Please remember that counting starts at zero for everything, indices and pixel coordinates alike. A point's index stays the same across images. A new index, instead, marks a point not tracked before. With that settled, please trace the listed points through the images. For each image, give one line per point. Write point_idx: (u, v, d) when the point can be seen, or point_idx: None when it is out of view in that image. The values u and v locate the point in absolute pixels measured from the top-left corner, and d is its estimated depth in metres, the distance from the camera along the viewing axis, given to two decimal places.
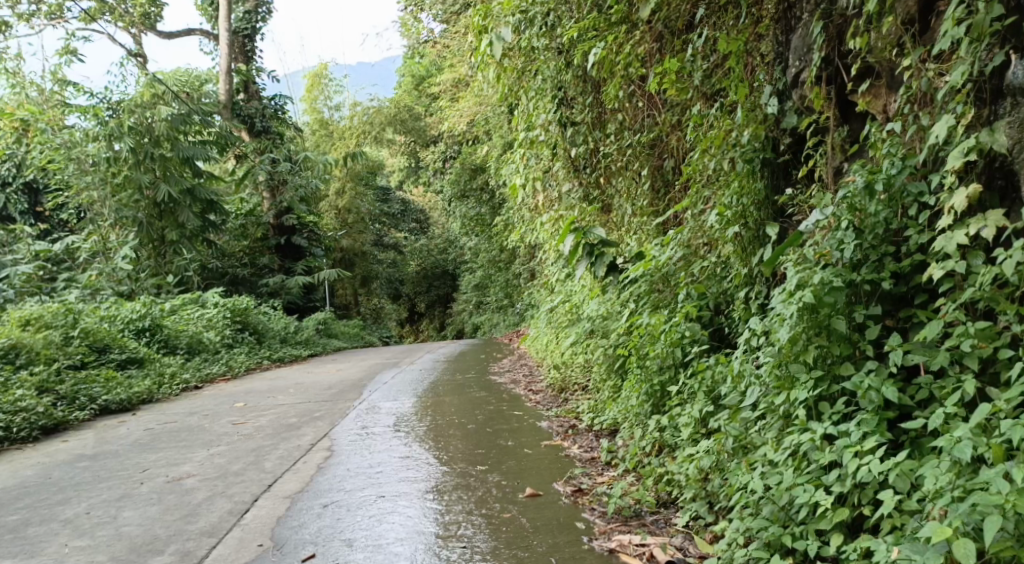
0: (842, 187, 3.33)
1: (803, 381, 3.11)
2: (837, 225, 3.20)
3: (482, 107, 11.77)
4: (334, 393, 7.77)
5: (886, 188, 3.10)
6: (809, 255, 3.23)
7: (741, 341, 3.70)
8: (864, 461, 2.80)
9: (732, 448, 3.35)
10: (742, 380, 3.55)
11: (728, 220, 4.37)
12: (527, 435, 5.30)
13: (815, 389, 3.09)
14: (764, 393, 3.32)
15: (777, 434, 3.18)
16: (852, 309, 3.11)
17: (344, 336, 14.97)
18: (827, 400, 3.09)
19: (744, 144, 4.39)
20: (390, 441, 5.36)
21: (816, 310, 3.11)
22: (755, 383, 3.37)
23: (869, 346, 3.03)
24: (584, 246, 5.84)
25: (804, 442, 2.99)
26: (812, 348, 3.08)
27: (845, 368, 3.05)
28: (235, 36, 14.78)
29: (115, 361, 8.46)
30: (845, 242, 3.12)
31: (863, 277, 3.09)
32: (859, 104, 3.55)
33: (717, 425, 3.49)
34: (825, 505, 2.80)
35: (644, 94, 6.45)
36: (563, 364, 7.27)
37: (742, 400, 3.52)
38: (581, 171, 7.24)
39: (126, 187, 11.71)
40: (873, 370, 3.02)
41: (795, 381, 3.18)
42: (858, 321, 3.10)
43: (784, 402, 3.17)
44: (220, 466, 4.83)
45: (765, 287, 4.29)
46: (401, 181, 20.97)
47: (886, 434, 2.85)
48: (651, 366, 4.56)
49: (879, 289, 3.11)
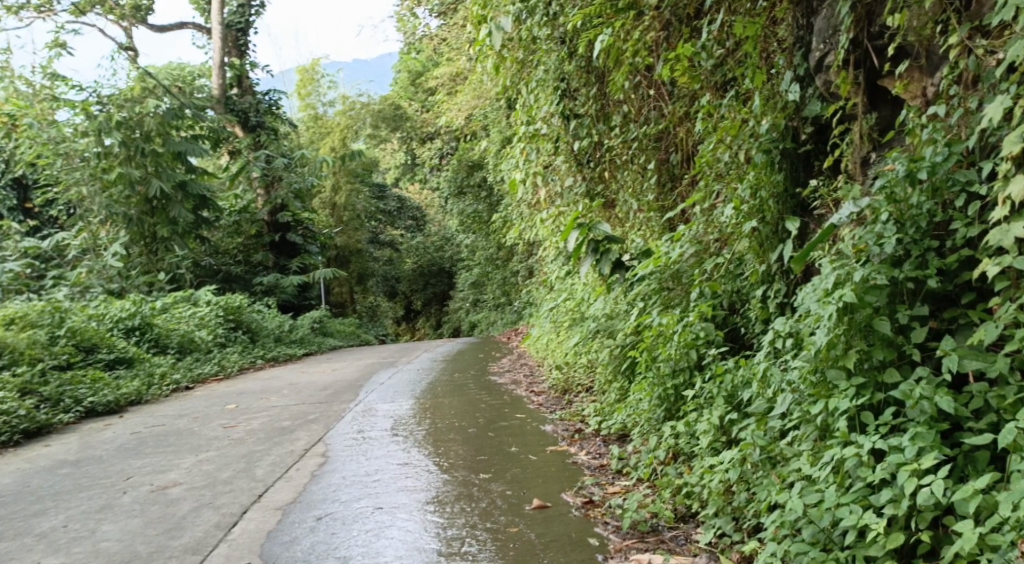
0: (878, 176, 3.09)
1: (843, 389, 2.88)
2: (875, 218, 2.96)
3: (480, 101, 11.54)
4: (330, 394, 7.54)
5: (929, 176, 2.86)
6: (848, 252, 3.01)
7: (764, 343, 3.47)
8: (923, 482, 2.56)
9: (759, 460, 3.12)
10: (768, 385, 3.31)
11: (745, 215, 4.19)
12: (530, 441, 5.06)
13: (857, 397, 2.86)
14: (797, 401, 3.10)
15: (813, 447, 2.95)
16: (894, 310, 2.89)
17: (340, 334, 14.73)
18: (869, 410, 2.86)
19: (762, 134, 4.15)
20: (388, 447, 5.12)
21: (856, 312, 2.89)
22: (787, 390, 3.14)
23: (915, 350, 2.80)
24: (589, 243, 5.59)
25: (848, 457, 2.74)
26: (854, 354, 2.85)
27: (890, 375, 2.82)
28: (228, 29, 14.50)
29: (103, 362, 8.22)
30: (886, 237, 2.90)
31: (906, 275, 2.86)
32: (895, 89, 3.31)
33: (743, 434, 3.26)
34: (877, 529, 2.55)
35: (651, 84, 6.20)
36: (566, 365, 7.03)
37: (769, 408, 3.30)
38: (586, 165, 6.97)
39: (117, 182, 11.45)
40: (921, 377, 2.79)
41: (833, 388, 2.95)
42: (902, 322, 2.86)
43: (821, 411, 2.94)
44: (208, 474, 4.59)
45: (785, 285, 4.07)
46: (397, 177, 20.73)
47: (943, 450, 2.61)
48: (663, 369, 4.32)
49: (923, 287, 2.88)
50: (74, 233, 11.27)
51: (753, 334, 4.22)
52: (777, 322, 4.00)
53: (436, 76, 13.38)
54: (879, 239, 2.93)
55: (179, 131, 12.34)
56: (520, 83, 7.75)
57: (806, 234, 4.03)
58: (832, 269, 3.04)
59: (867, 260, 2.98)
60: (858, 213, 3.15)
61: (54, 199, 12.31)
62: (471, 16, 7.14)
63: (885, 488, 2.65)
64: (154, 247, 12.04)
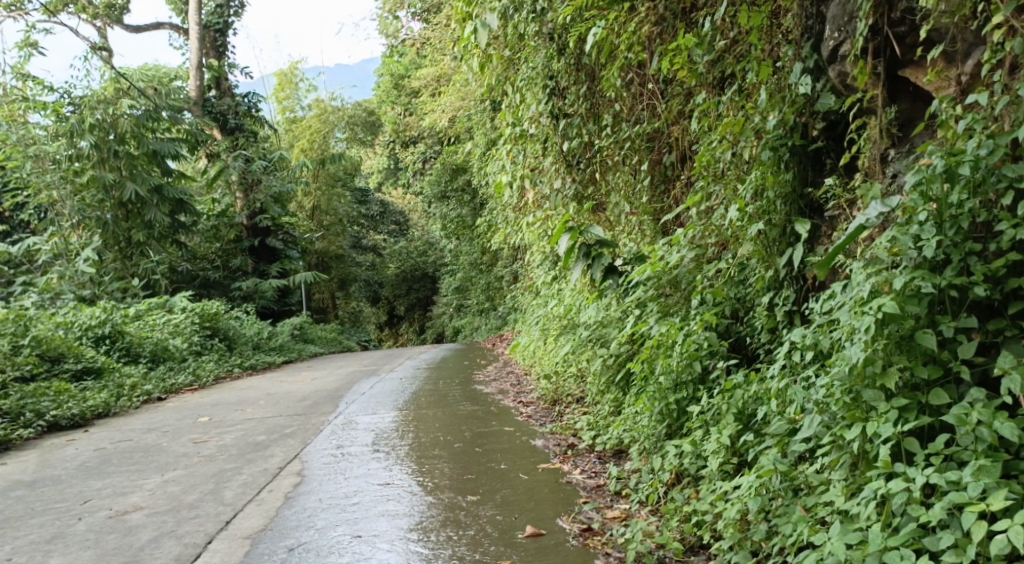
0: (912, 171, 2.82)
1: (882, 412, 2.63)
2: (912, 219, 2.70)
3: (465, 102, 11.27)
4: (309, 406, 7.19)
5: (971, 171, 2.60)
6: (883, 256, 2.76)
7: (780, 357, 3.20)
8: (992, 525, 2.29)
9: (781, 488, 2.84)
10: (790, 405, 3.04)
11: (751, 217, 3.93)
12: (520, 457, 4.74)
13: (898, 421, 2.61)
14: (826, 423, 2.84)
15: (847, 475, 2.69)
16: (937, 322, 2.64)
17: (320, 341, 14.35)
18: (914, 436, 2.61)
19: (769, 131, 3.87)
20: (369, 465, 4.79)
21: (899, 326, 2.65)
22: (814, 412, 2.86)
23: (965, 368, 2.56)
24: (580, 247, 5.28)
25: (896, 491, 2.48)
26: (895, 372, 2.61)
27: (936, 396, 2.58)
28: (205, 30, 14.11)
29: (69, 372, 7.84)
30: (925, 239, 2.65)
31: (949, 282, 2.61)
32: (924, 78, 3.06)
33: (761, 459, 2.98)
34: None
35: (643, 82, 5.97)
36: (555, 375, 6.74)
37: (791, 430, 3.01)
38: (575, 166, 6.69)
39: (89, 186, 11.04)
40: (974, 400, 2.55)
41: (870, 410, 2.69)
42: (948, 336, 2.62)
43: (857, 437, 2.67)
44: (173, 497, 4.26)
45: (795, 292, 3.82)
46: (380, 182, 20.40)
47: (1011, 486, 2.34)
48: (664, 382, 4.03)
49: (968, 297, 2.64)
50: (45, 237, 10.85)
51: (758, 343, 3.96)
52: (788, 332, 3.73)
53: (419, 77, 13.07)
54: (916, 241, 2.69)
55: (155, 133, 11.94)
56: (507, 82, 7.46)
57: (818, 238, 3.77)
58: (864, 277, 2.79)
59: (903, 264, 2.72)
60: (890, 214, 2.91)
61: (24, 203, 11.85)
62: (456, 12, 6.86)
63: (941, 529, 2.38)
64: (129, 252, 11.64)
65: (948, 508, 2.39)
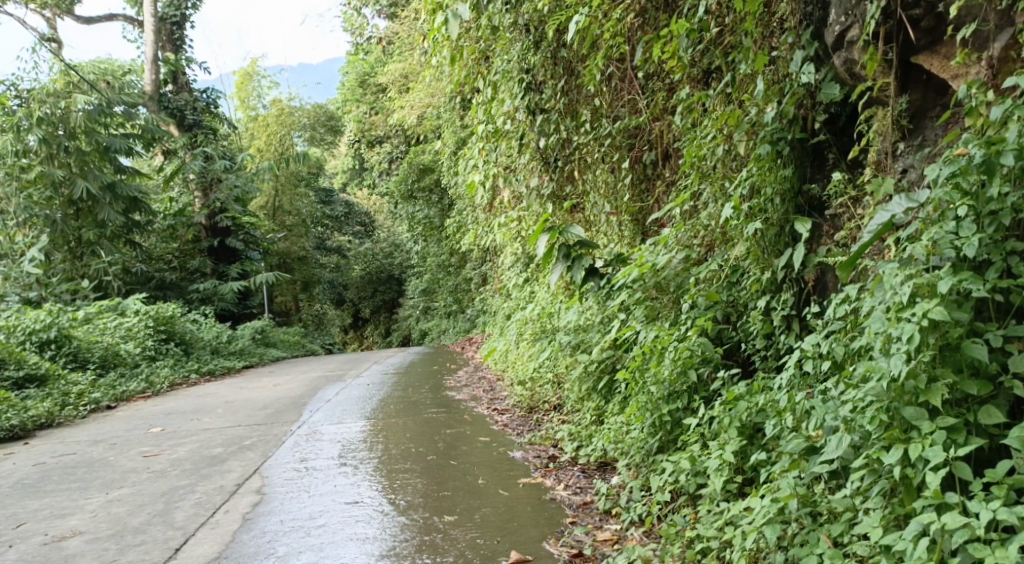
0: (945, 162, 2.61)
1: (926, 434, 2.43)
2: (948, 217, 2.55)
3: (434, 99, 10.96)
4: (271, 414, 6.81)
5: (1016, 159, 2.43)
6: (920, 254, 2.55)
7: (791, 368, 2.96)
8: None
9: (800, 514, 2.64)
10: (808, 423, 2.82)
11: (747, 215, 3.68)
12: (497, 471, 4.46)
13: (946, 443, 2.41)
14: (855, 443, 2.63)
15: (884, 503, 2.50)
16: (982, 331, 2.48)
17: (283, 344, 13.91)
18: (964, 461, 2.43)
19: (767, 123, 3.62)
20: (337, 480, 4.48)
21: (942, 335, 2.46)
22: (840, 433, 2.65)
23: (1019, 382, 2.39)
24: (560, 248, 5.02)
25: (955, 525, 2.27)
26: (942, 387, 2.42)
27: (987, 413, 2.40)
28: (161, 23, 13.61)
29: (10, 380, 7.43)
30: (965, 237, 2.48)
31: (994, 285, 2.44)
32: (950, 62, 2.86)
33: (779, 483, 2.75)
34: None
35: (624, 76, 5.76)
36: (529, 381, 6.47)
37: (808, 449, 2.80)
38: (553, 164, 6.42)
39: (37, 182, 10.55)
40: None
41: (909, 429, 2.50)
42: (995, 346, 2.45)
43: (894, 462, 2.46)
44: (115, 520, 4.07)
45: (794, 296, 3.58)
46: (344, 183, 20.04)
47: None
48: (656, 393, 3.77)
49: (1016, 303, 2.48)
50: None
51: (752, 350, 3.73)
52: (790, 339, 3.50)
53: (386, 74, 12.68)
54: (955, 238, 2.52)
55: (108, 128, 11.43)
56: (480, 76, 7.19)
57: (819, 240, 3.55)
58: (896, 280, 2.57)
59: (939, 264, 2.53)
60: (917, 214, 2.71)
61: None
62: (427, 3, 6.57)
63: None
64: (79, 252, 11.08)
65: (1018, 549, 2.18)
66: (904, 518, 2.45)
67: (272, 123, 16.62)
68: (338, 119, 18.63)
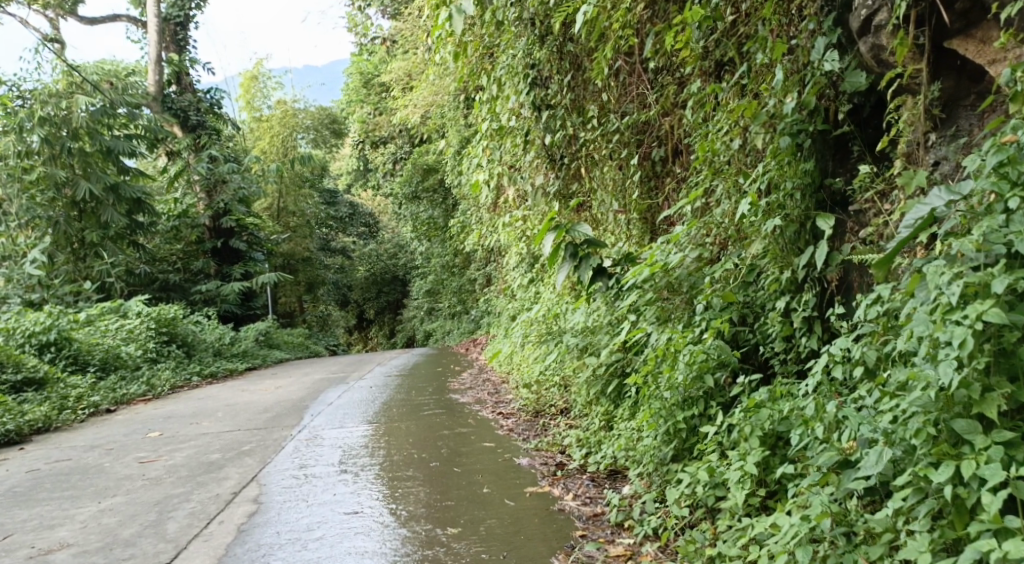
0: (991, 152, 2.45)
1: (979, 448, 2.30)
2: (996, 213, 2.41)
3: (437, 97, 10.75)
4: (271, 418, 6.64)
5: None
6: (968, 251, 2.39)
7: (819, 372, 2.80)
8: None
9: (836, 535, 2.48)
10: (842, 434, 2.67)
11: (765, 211, 3.50)
12: (502, 479, 4.28)
13: (1003, 459, 2.28)
14: (895, 458, 2.48)
15: (931, 526, 2.34)
16: None
17: (287, 346, 13.74)
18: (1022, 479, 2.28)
19: (785, 114, 3.43)
20: (337, 488, 4.31)
21: (997, 340, 2.34)
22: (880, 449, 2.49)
23: None
24: (566, 247, 4.82)
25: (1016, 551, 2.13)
26: (998, 398, 2.30)
27: None
28: (165, 23, 13.47)
29: (8, 384, 7.29)
30: (1017, 230, 2.35)
31: None
32: (991, 45, 2.71)
33: (812, 501, 2.59)
34: None
35: (633, 70, 5.58)
36: (536, 383, 6.30)
37: (841, 463, 2.64)
38: (558, 161, 6.21)
39: (39, 183, 10.36)
40: None
41: (959, 444, 2.36)
42: None
43: (944, 480, 2.32)
44: (107, 532, 3.90)
45: (815, 296, 3.39)
46: (348, 184, 19.90)
47: None
48: (671, 399, 3.58)
49: None
50: None
51: (770, 353, 3.54)
52: (812, 343, 3.31)
53: (390, 72, 12.51)
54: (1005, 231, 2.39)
55: (111, 129, 11.28)
56: (485, 73, 7.03)
57: (843, 237, 3.36)
58: (940, 280, 2.42)
59: (988, 261, 2.40)
60: (957, 208, 2.53)
61: None
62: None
63: None
64: (82, 253, 10.93)
65: None
66: (955, 544, 2.31)
67: (275, 125, 16.56)
68: (342, 120, 18.48)
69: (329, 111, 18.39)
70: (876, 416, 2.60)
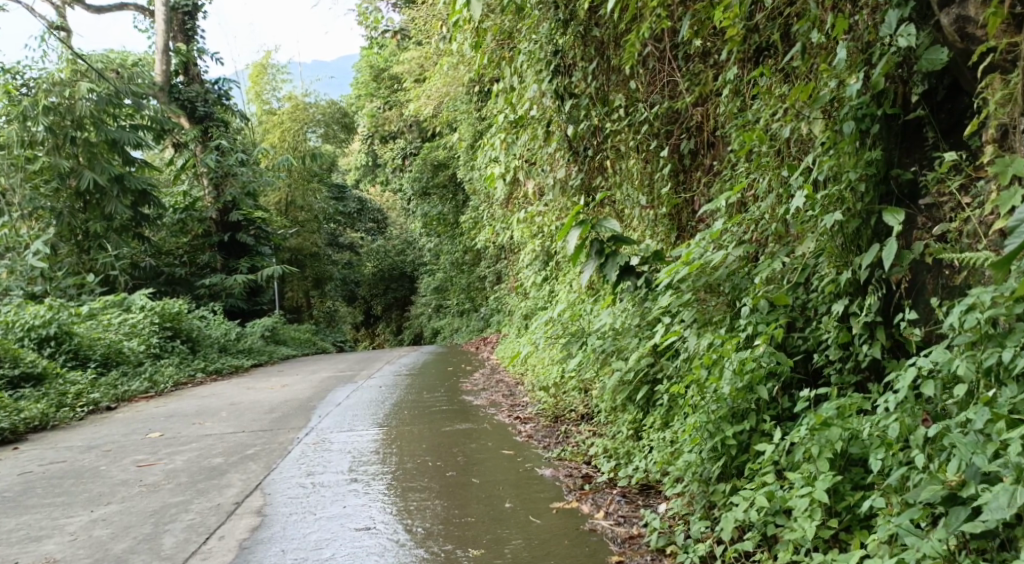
0: None
1: None
2: None
3: (450, 88, 10.31)
4: (277, 419, 6.32)
5: None
6: None
7: (902, 394, 2.61)
8: None
9: None
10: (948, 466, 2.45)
11: (822, 205, 3.17)
12: (525, 492, 3.95)
13: None
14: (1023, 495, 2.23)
15: None
16: None
17: (295, 342, 13.47)
18: None
19: (849, 98, 3.11)
20: (347, 499, 4.00)
21: None
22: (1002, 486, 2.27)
23: None
24: (592, 244, 4.44)
25: None
26: None
27: None
28: (173, 12, 13.13)
29: (5, 379, 7.02)
30: None
31: None
32: None
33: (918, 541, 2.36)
34: None
35: (664, 55, 5.24)
36: (554, 386, 5.97)
37: (947, 497, 2.40)
38: (581, 154, 5.90)
39: (43, 173, 10.16)
40: None
41: None
42: None
43: None
44: (97, 546, 3.60)
45: (879, 299, 3.04)
46: (357, 179, 19.61)
47: None
48: (718, 410, 3.23)
49: None
50: None
51: (825, 361, 3.20)
52: (877, 353, 2.98)
53: (401, 64, 12.20)
54: None
55: (116, 119, 10.92)
56: (503, 62, 6.68)
57: (913, 234, 3.03)
58: None
59: None
60: None
61: None
62: None
63: None
64: (86, 245, 10.67)
65: None
66: None
67: (285, 120, 16.22)
68: (352, 114, 18.14)
69: (338, 106, 18.10)
70: (986, 443, 2.37)
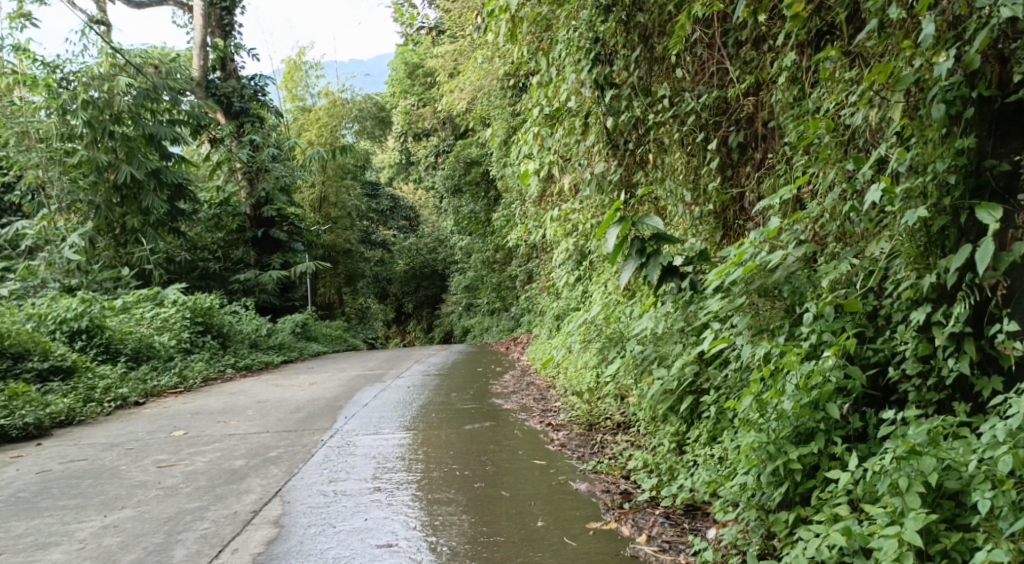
0: None
1: None
2: None
3: (486, 83, 10.07)
4: (303, 419, 6.09)
5: None
6: None
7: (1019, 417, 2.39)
8: None
9: None
10: None
11: (904, 200, 2.94)
12: (559, 509, 3.66)
13: None
14: None
15: None
16: None
17: (325, 338, 13.30)
18: None
19: (938, 78, 2.85)
20: (370, 511, 3.75)
21: None
22: None
23: None
24: (632, 242, 4.13)
25: None
26: None
27: None
28: (211, 7, 13.01)
29: (33, 373, 6.88)
30: None
31: None
32: None
33: None
34: None
35: (714, 42, 4.91)
36: (589, 391, 5.66)
37: None
38: (621, 147, 5.57)
39: (82, 166, 10.01)
40: None
41: None
42: None
43: None
44: (107, 557, 3.38)
45: (970, 307, 2.76)
46: (390, 176, 19.45)
47: None
48: (780, 430, 2.92)
49: None
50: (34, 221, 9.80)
51: (901, 376, 2.90)
52: (968, 368, 2.70)
53: (435, 59, 11.97)
54: None
55: (154, 114, 10.83)
56: (541, 53, 6.39)
57: (1008, 233, 2.72)
58: None
59: None
60: None
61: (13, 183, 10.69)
62: None
63: None
64: (123, 239, 10.60)
65: None
66: None
67: (323, 116, 16.16)
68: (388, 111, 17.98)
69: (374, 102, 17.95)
70: None
